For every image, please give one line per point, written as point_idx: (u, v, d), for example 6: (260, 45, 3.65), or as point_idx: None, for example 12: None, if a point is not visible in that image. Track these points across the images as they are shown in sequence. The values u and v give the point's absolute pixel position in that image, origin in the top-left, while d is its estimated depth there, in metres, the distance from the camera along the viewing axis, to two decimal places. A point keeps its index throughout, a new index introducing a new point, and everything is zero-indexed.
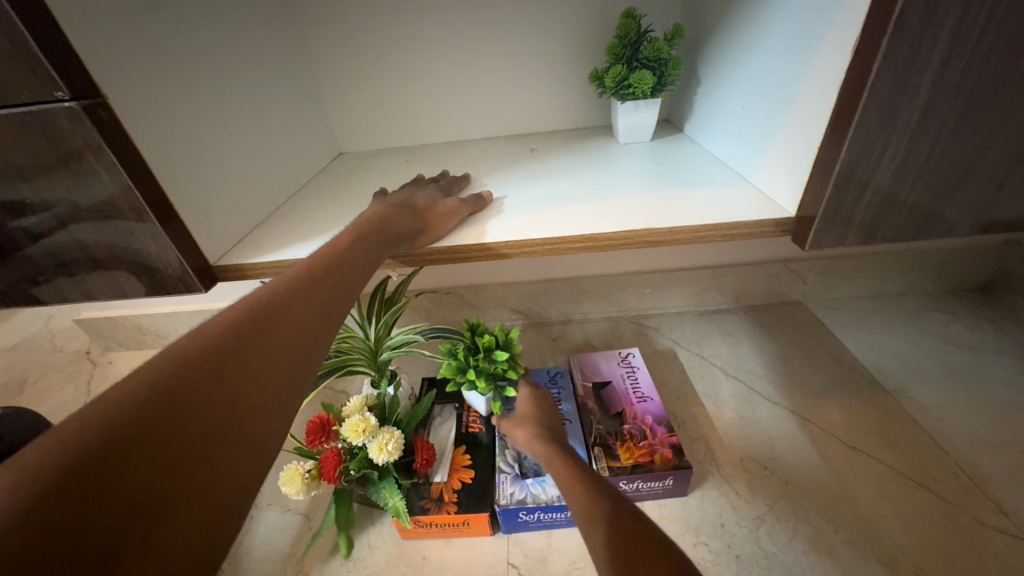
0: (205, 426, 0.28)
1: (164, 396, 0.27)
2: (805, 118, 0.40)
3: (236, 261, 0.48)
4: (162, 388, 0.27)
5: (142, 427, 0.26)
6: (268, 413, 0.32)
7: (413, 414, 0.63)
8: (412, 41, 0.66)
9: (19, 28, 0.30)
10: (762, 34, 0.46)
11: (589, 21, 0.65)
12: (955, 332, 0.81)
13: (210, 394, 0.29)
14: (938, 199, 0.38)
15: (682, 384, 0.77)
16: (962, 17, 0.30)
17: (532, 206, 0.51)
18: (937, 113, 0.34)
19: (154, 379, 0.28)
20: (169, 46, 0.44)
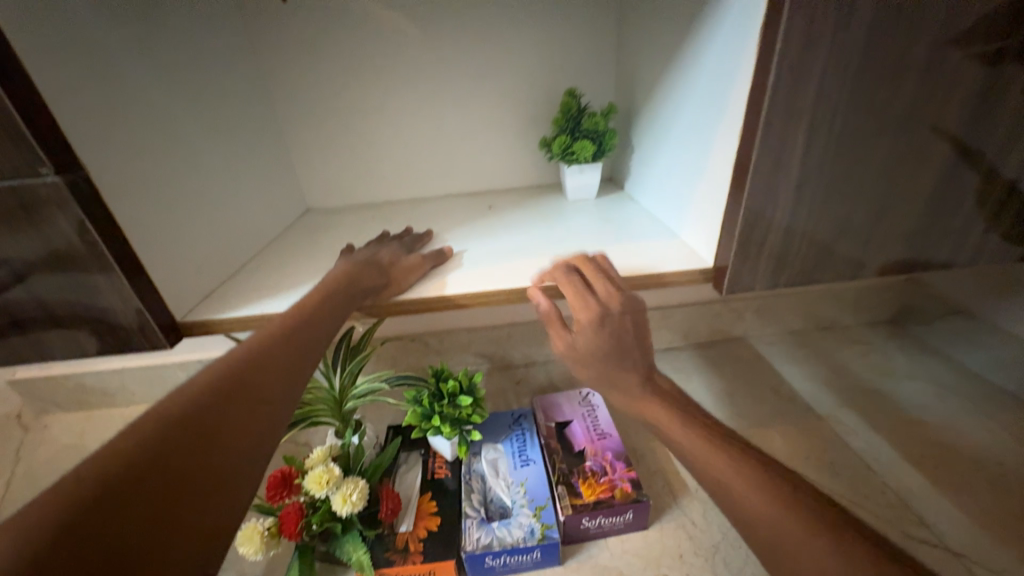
0: (190, 470, 0.30)
1: (151, 449, 0.29)
2: (712, 186, 0.48)
3: (204, 316, 0.49)
4: (148, 444, 0.30)
5: (129, 479, 0.27)
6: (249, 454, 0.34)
7: (378, 463, 0.63)
8: (379, 109, 0.72)
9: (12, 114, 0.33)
10: (678, 115, 0.54)
11: (538, 96, 0.74)
12: (874, 360, 0.91)
13: (192, 443, 0.31)
14: (824, 253, 0.45)
15: (639, 419, 0.81)
16: (814, 115, 0.37)
17: (490, 261, 0.56)
18: (810, 184, 0.41)
19: (137, 437, 0.30)
20: (147, 119, 0.48)
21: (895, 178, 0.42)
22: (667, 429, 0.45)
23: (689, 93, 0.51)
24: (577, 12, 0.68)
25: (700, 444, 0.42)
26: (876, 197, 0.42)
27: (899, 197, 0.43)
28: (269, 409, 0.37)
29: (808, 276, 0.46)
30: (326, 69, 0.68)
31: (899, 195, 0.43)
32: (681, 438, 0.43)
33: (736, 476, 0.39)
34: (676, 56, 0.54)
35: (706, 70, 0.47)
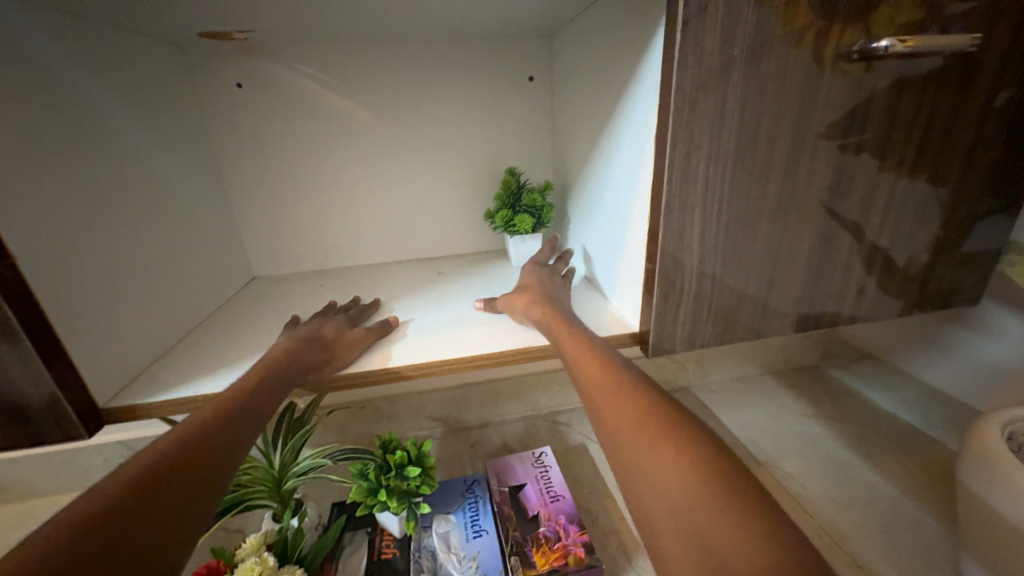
0: (142, 520, 0.32)
1: (61, 558, 0.28)
2: (632, 259, 0.53)
3: (131, 400, 0.46)
4: (59, 553, 0.28)
5: (84, 532, 0.30)
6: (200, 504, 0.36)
7: (319, 546, 0.59)
8: (332, 183, 0.76)
9: None
10: (603, 194, 0.61)
11: (483, 172, 0.80)
12: (803, 404, 0.98)
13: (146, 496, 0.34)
14: (731, 316, 0.51)
15: (592, 477, 0.82)
16: (704, 203, 0.44)
17: (436, 329, 0.59)
18: (710, 260, 0.47)
19: (95, 496, 0.32)
20: (93, 201, 0.48)
21: (779, 252, 0.49)
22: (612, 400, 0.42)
23: (610, 177, 0.58)
24: (515, 102, 0.77)
25: (642, 412, 0.39)
26: (766, 267, 0.49)
27: (786, 268, 0.50)
28: (222, 462, 0.40)
29: (721, 336, 0.52)
30: (280, 147, 0.72)
31: (785, 265, 0.50)
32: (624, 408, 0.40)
33: (665, 446, 0.36)
34: (598, 145, 0.62)
35: (621, 159, 0.55)
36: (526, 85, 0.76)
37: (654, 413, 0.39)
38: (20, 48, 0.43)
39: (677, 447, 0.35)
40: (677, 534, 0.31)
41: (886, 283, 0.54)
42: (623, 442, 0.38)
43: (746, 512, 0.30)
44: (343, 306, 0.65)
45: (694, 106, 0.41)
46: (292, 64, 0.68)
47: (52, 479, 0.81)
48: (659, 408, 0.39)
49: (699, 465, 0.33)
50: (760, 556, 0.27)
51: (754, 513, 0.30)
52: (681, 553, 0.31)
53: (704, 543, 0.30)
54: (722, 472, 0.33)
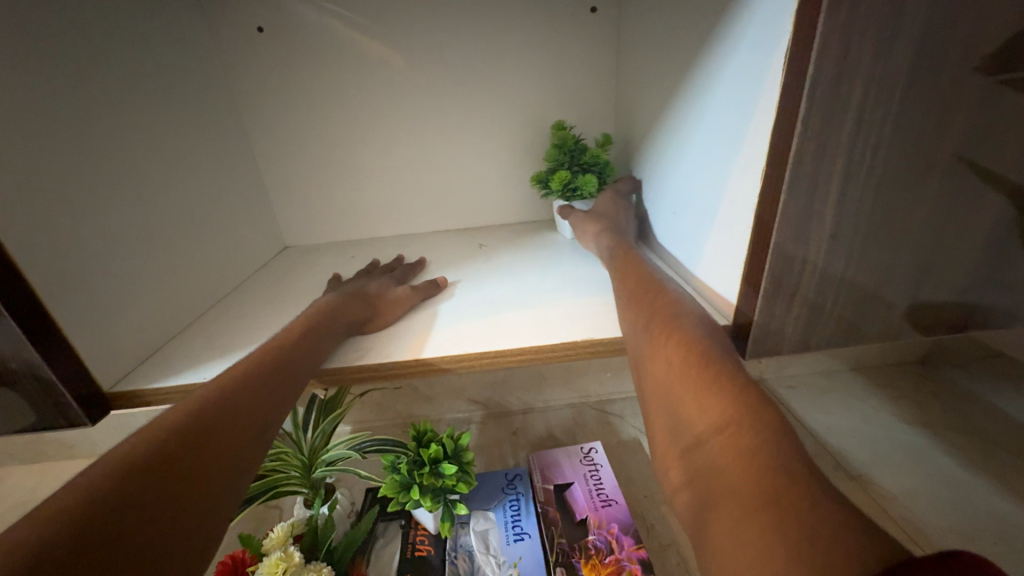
0: (182, 479, 0.30)
1: (154, 457, 0.30)
2: (731, 230, 0.41)
3: (138, 385, 0.42)
4: (152, 453, 0.30)
5: (124, 487, 0.28)
6: (237, 463, 0.33)
7: (349, 540, 0.55)
8: (364, 142, 0.68)
9: None
10: (689, 148, 0.48)
11: (531, 128, 0.69)
12: (906, 409, 0.82)
13: (184, 451, 0.31)
14: (865, 310, 0.38)
15: (647, 479, 0.73)
16: (851, 154, 0.32)
17: (476, 311, 0.51)
18: (846, 235, 0.34)
19: (138, 445, 0.30)
20: (92, 161, 0.43)
21: (948, 224, 0.35)
22: (652, 331, 0.39)
23: (701, 123, 0.46)
24: (572, 41, 0.65)
25: (681, 346, 0.36)
26: (925, 246, 0.36)
27: (955, 246, 0.36)
28: (261, 415, 0.37)
29: (846, 336, 0.39)
30: (308, 102, 0.65)
31: (954, 244, 0.36)
32: (664, 340, 0.37)
33: (667, 356, 0.36)
34: (684, 84, 0.49)
35: (720, 98, 0.42)
36: (587, 19, 0.63)
37: (692, 349, 0.35)
38: None
39: (665, 336, 0.37)
40: (670, 433, 0.33)
41: None
42: (636, 349, 0.40)
43: (724, 393, 0.31)
44: (386, 266, 0.61)
45: (857, 3, 0.27)
46: (317, 3, 0.60)
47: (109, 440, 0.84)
48: (700, 346, 0.35)
49: (678, 347, 0.36)
50: (725, 426, 0.29)
51: (722, 380, 0.32)
52: (669, 447, 0.33)
53: (675, 407, 0.33)
54: (703, 348, 0.35)
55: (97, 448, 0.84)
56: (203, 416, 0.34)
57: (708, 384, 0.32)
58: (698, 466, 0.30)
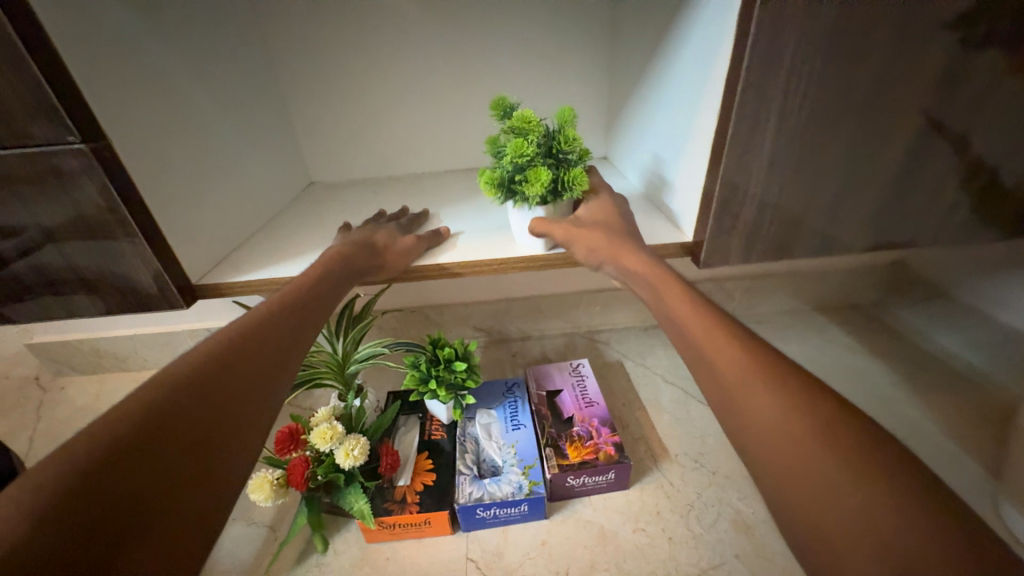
0: (173, 462, 0.32)
1: (187, 383, 0.35)
2: (693, 164, 0.51)
3: (217, 280, 0.54)
4: (184, 378, 0.36)
5: (111, 467, 0.29)
6: (235, 443, 0.35)
7: (378, 424, 0.68)
8: (382, 85, 0.74)
9: (47, 90, 0.38)
10: (668, 96, 0.56)
11: (535, 77, 0.76)
12: (857, 340, 0.94)
13: (173, 432, 0.33)
14: (795, 230, 0.48)
15: (627, 390, 0.86)
16: (783, 98, 0.41)
17: (482, 235, 0.61)
18: (779, 166, 0.44)
19: (120, 421, 0.31)
20: (164, 95, 0.51)
21: (862, 161, 0.45)
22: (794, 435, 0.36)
23: (677, 73, 0.53)
24: None
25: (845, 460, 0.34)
26: (844, 177, 0.45)
27: (867, 180, 0.46)
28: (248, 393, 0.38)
29: (781, 250, 0.49)
30: (330, 45, 0.71)
31: (867, 176, 0.46)
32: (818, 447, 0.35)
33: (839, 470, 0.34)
34: (667, 39, 0.56)
35: (692, 50, 0.49)
36: None
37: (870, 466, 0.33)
38: None
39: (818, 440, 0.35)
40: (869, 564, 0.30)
41: (984, 205, 0.48)
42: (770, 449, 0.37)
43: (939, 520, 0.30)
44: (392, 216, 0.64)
45: None
46: None
47: (157, 355, 0.97)
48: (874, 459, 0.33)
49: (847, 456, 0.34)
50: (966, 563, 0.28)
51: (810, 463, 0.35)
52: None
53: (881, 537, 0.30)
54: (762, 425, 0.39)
55: (148, 360, 0.97)
56: (183, 393, 0.35)
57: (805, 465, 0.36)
58: (872, 547, 0.30)
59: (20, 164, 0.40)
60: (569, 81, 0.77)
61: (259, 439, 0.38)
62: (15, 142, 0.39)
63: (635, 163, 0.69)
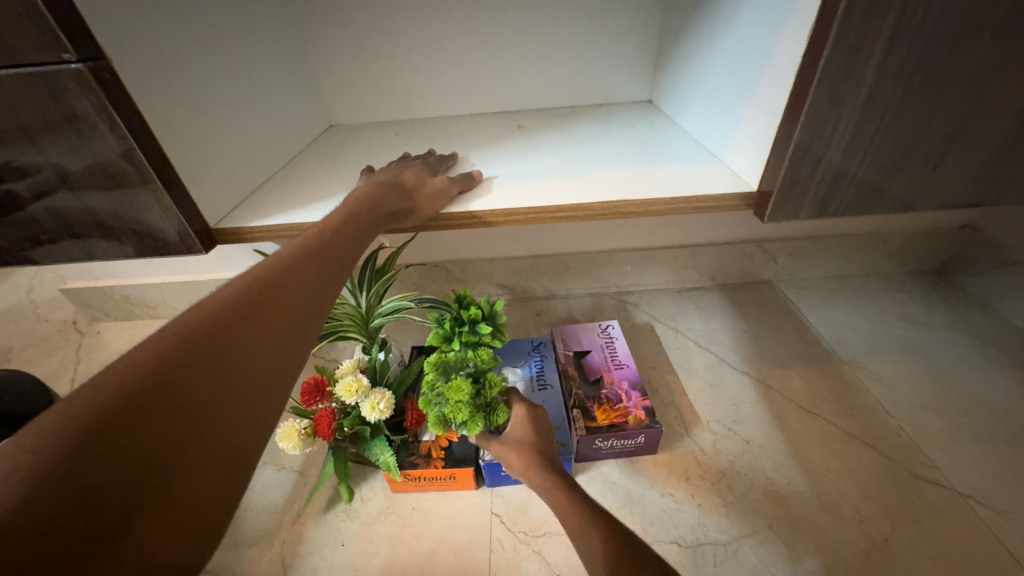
0: (183, 429, 0.29)
1: (206, 334, 0.33)
2: (766, 101, 0.44)
3: (236, 225, 0.51)
4: (205, 328, 0.33)
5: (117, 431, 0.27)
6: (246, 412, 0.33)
7: (403, 378, 0.67)
8: (406, 14, 0.67)
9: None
10: (738, 18, 0.48)
11: (577, 4, 0.67)
12: (910, 310, 0.87)
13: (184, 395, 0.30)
14: (884, 177, 0.42)
15: (657, 353, 0.82)
16: (901, 9, 0.34)
17: (517, 180, 0.54)
18: (879, 99, 0.38)
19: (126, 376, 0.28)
20: (174, 15, 0.46)
21: (983, 92, 0.38)
22: None
23: None
24: None
25: None
26: (953, 113, 0.39)
27: (982, 116, 0.39)
28: (264, 356, 0.35)
29: (861, 200, 0.44)
30: None
31: (984, 110, 0.39)
32: None
33: None
34: None
35: None
36: None
37: None
38: None
39: None
40: None
41: None
42: None
43: None
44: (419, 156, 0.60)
45: None
46: None
47: (184, 304, 0.98)
48: None
49: None
50: None
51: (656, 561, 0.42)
52: None
53: None
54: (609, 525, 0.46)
55: (176, 308, 0.98)
56: (194, 350, 0.31)
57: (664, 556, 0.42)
58: None
59: (20, 91, 0.37)
60: (616, 10, 0.68)
61: (275, 401, 0.36)
62: (7, 62, 0.35)
63: (688, 104, 0.61)
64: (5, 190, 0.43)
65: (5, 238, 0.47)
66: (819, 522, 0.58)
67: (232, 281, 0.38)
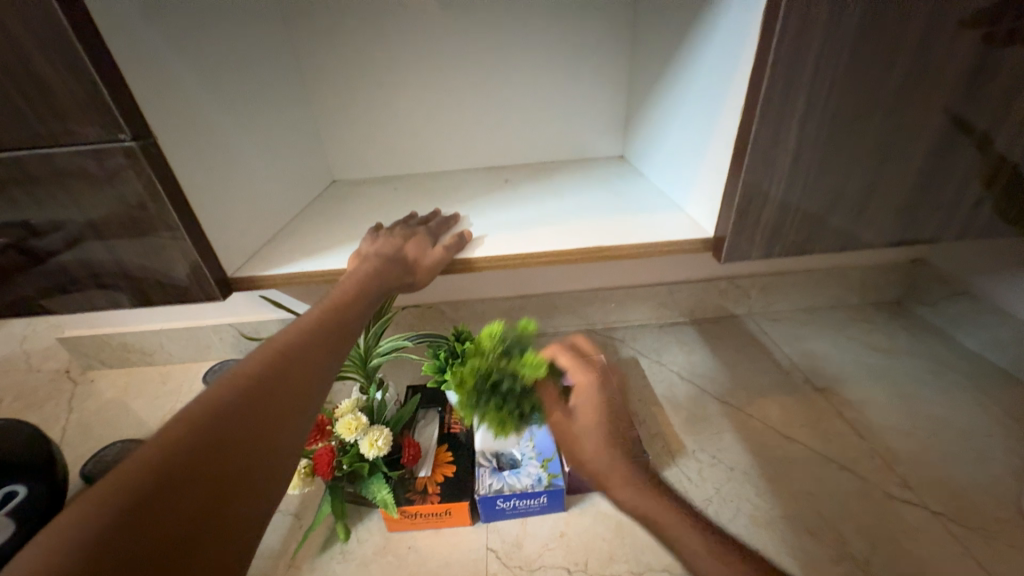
0: (219, 493, 0.30)
1: (248, 389, 0.35)
2: (715, 162, 0.52)
3: (250, 273, 0.56)
4: (247, 383, 0.35)
5: (148, 508, 0.27)
6: (266, 483, 0.32)
7: (399, 416, 0.70)
8: (404, 85, 0.76)
9: (102, 91, 0.39)
10: (688, 94, 0.57)
11: (554, 76, 0.77)
12: (874, 338, 0.94)
13: (211, 467, 0.30)
14: (816, 224, 0.50)
15: (642, 386, 0.86)
16: (808, 95, 0.42)
17: (506, 229, 0.61)
18: (803, 161, 0.46)
19: (162, 449, 0.29)
20: (205, 94, 0.53)
21: (888, 154, 0.46)
22: None
23: (698, 71, 0.55)
24: None
25: None
26: (869, 170, 0.47)
27: (890, 174, 0.47)
28: (286, 428, 0.35)
29: (803, 243, 0.51)
30: (355, 45, 0.72)
31: (894, 168, 0.47)
32: None
33: None
34: (689, 33, 0.57)
35: (714, 46, 0.51)
36: None
37: None
38: None
39: None
40: None
41: (1009, 193, 0.49)
42: None
43: None
44: (423, 217, 0.63)
45: None
46: None
47: (181, 350, 1.00)
48: None
49: None
50: None
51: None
52: None
53: None
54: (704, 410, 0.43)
55: (174, 354, 1.00)
56: (240, 400, 0.34)
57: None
58: None
59: (75, 162, 0.42)
60: (588, 80, 0.78)
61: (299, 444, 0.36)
62: (69, 140, 0.41)
63: (654, 161, 0.70)
64: (43, 244, 0.47)
65: (34, 288, 0.51)
66: (802, 545, 0.61)
67: (270, 339, 0.40)
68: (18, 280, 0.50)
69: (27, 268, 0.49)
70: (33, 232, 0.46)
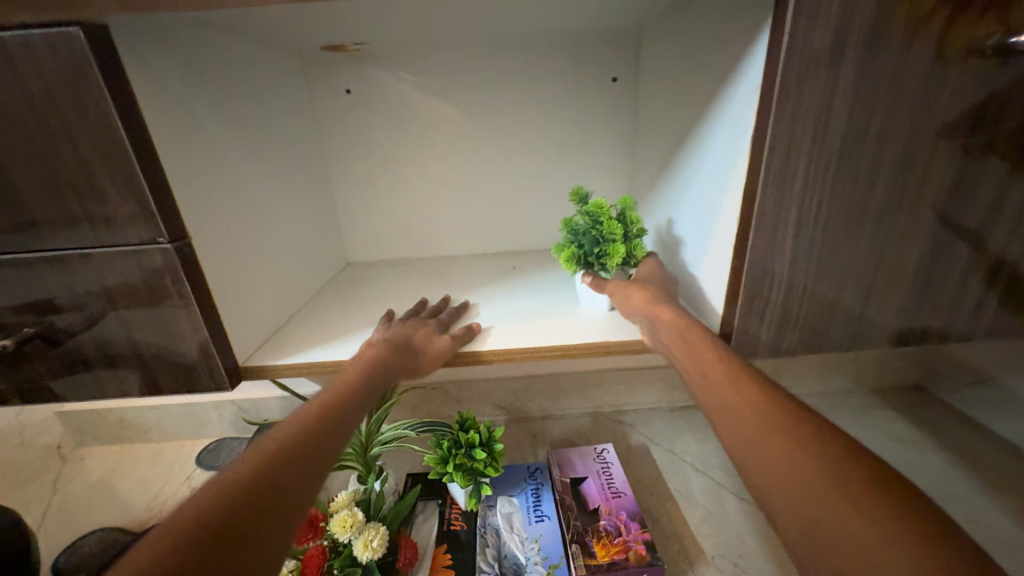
0: None
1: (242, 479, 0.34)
2: (719, 262, 0.54)
3: (259, 363, 0.56)
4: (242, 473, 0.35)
5: None
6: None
7: (397, 510, 0.65)
8: (421, 178, 0.82)
9: (149, 200, 0.43)
10: (688, 199, 0.62)
11: (560, 172, 0.83)
12: (896, 428, 0.90)
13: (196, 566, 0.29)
14: (822, 325, 0.50)
15: (655, 478, 0.82)
16: (801, 208, 0.45)
17: (515, 319, 0.62)
18: (802, 266, 0.47)
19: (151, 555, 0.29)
20: (238, 194, 0.58)
21: (885, 260, 0.47)
22: None
23: (696, 181, 0.60)
24: (600, 102, 0.79)
25: None
26: (868, 274, 0.48)
27: (891, 278, 0.48)
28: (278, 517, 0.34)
29: (810, 342, 0.51)
30: (379, 144, 0.80)
31: (893, 272, 0.48)
32: None
33: None
34: (684, 146, 0.63)
35: (710, 159, 0.56)
36: (609, 86, 0.78)
37: None
38: (201, 71, 0.53)
39: None
40: None
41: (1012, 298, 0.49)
42: None
43: None
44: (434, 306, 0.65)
45: (796, 102, 0.41)
46: (396, 71, 0.75)
47: (179, 427, 0.98)
48: None
49: None
50: None
51: (846, 465, 0.35)
52: None
53: None
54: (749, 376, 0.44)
55: (171, 431, 0.98)
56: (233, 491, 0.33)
57: (811, 446, 0.37)
58: None
59: (112, 260, 0.45)
60: (592, 175, 0.84)
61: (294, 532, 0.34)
62: (111, 242, 0.44)
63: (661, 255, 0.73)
64: (66, 330, 0.48)
65: (49, 375, 0.51)
66: None
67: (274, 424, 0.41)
68: (35, 366, 0.50)
69: (45, 354, 0.49)
70: (63, 322, 0.48)
